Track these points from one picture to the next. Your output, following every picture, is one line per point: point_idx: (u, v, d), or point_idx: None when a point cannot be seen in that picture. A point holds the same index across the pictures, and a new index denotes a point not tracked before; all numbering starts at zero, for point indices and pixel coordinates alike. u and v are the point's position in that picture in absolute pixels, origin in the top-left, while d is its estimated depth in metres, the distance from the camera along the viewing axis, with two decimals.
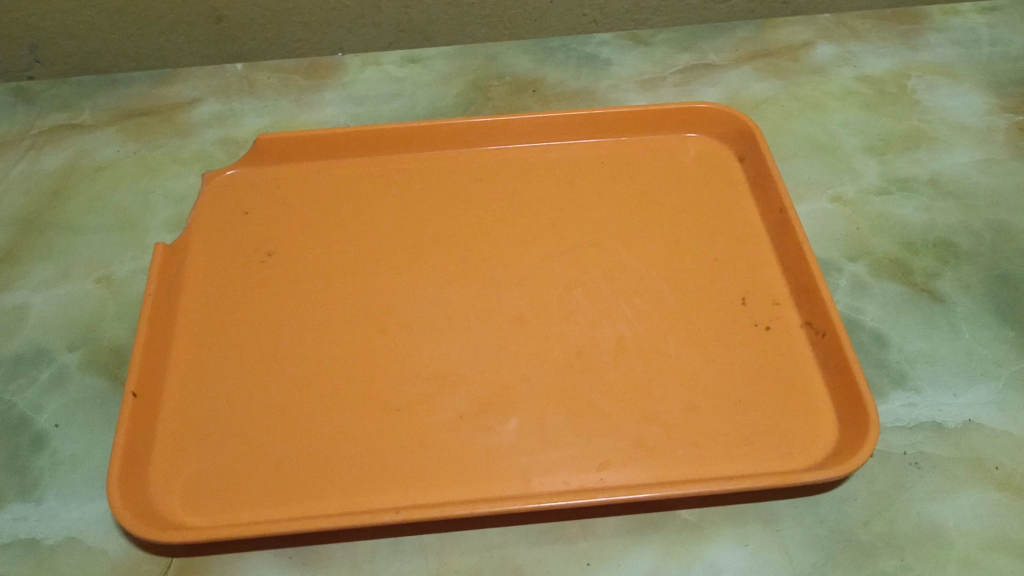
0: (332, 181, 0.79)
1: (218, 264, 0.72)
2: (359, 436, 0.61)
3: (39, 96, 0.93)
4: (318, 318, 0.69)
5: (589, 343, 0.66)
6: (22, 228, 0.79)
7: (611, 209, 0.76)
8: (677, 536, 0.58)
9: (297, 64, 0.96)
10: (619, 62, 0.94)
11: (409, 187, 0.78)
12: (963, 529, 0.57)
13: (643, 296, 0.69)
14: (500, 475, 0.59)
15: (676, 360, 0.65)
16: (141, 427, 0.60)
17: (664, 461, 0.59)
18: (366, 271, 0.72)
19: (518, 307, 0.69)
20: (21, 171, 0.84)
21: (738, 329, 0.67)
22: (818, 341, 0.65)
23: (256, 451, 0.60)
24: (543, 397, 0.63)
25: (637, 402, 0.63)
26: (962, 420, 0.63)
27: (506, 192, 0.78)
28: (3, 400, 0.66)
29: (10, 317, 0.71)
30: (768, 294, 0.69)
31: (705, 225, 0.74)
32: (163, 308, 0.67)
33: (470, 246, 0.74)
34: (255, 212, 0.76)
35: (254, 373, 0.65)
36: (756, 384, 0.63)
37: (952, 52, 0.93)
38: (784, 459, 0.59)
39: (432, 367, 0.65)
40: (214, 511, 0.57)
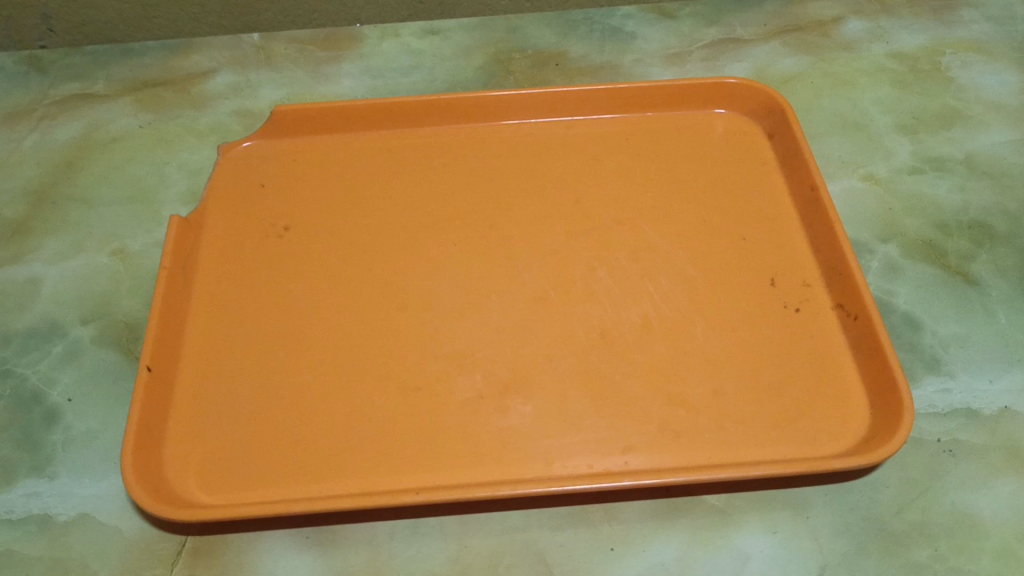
0: (350, 155, 0.77)
1: (235, 238, 0.71)
2: (378, 416, 0.60)
3: (52, 66, 0.91)
4: (336, 294, 0.67)
5: (613, 323, 0.65)
6: (35, 199, 0.77)
7: (637, 186, 0.74)
8: (703, 522, 0.56)
9: (314, 35, 0.94)
10: (644, 35, 0.91)
11: (429, 162, 0.76)
12: (999, 519, 0.56)
13: (669, 275, 0.67)
14: (522, 457, 0.57)
15: (703, 341, 0.63)
16: (156, 403, 0.59)
17: (691, 445, 0.58)
18: (384, 246, 0.70)
19: (541, 286, 0.67)
20: (34, 141, 0.83)
21: (768, 311, 0.65)
22: (849, 324, 0.63)
23: (272, 430, 0.59)
24: (566, 378, 0.62)
25: (663, 384, 0.61)
26: (997, 407, 0.61)
27: (528, 168, 0.76)
28: (16, 374, 0.65)
29: (22, 290, 0.70)
30: (798, 276, 0.67)
31: (732, 204, 0.72)
32: (179, 282, 0.66)
33: (490, 223, 0.72)
34: (272, 186, 0.75)
35: (271, 349, 0.64)
36: (786, 368, 0.61)
37: (988, 28, 0.90)
38: (814, 445, 0.57)
39: (452, 346, 0.64)
40: (229, 490, 0.56)
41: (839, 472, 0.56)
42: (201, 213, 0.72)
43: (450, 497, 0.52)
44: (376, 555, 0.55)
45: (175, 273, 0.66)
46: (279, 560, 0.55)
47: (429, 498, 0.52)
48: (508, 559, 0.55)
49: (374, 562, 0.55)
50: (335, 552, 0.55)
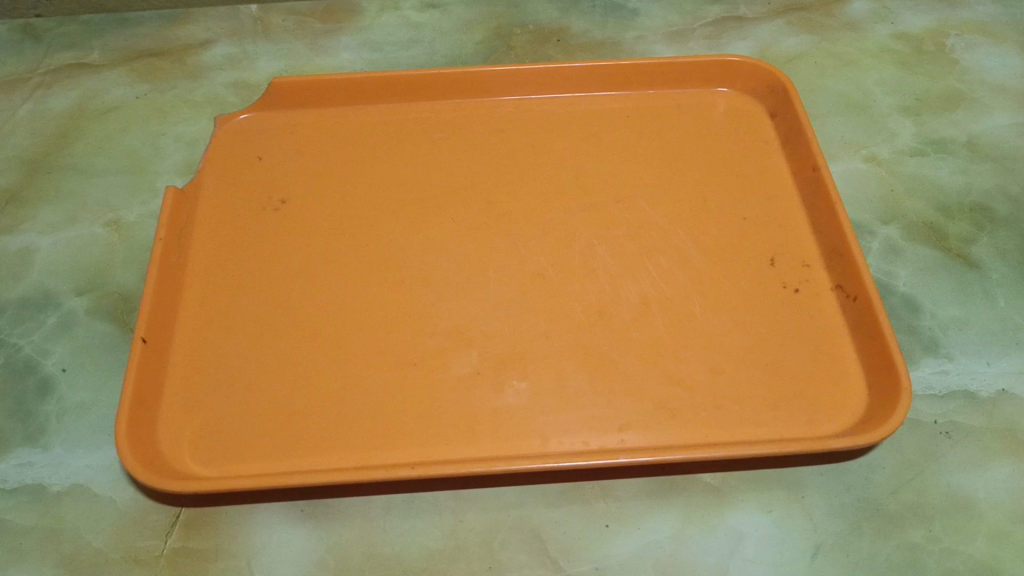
0: (347, 130, 0.76)
1: (231, 210, 0.70)
2: (374, 391, 0.59)
3: (47, 34, 0.90)
4: (333, 268, 0.67)
5: (612, 300, 0.64)
6: (29, 169, 0.77)
7: (636, 163, 0.73)
8: (698, 500, 0.56)
9: (313, 7, 0.92)
10: (646, 12, 0.90)
11: (428, 137, 0.76)
12: (993, 501, 0.56)
13: (668, 254, 0.67)
14: (518, 434, 0.57)
15: (701, 320, 0.63)
16: (150, 374, 0.58)
17: (688, 424, 0.57)
18: (382, 220, 0.70)
19: (539, 262, 0.67)
20: (28, 110, 0.82)
21: (767, 291, 0.64)
22: (849, 305, 0.62)
23: (266, 403, 0.59)
24: (563, 354, 0.61)
25: (660, 362, 0.61)
26: (995, 390, 0.61)
27: (527, 144, 0.75)
28: (10, 345, 0.64)
29: (16, 260, 0.69)
30: (798, 256, 0.66)
31: (735, 184, 0.71)
32: (174, 253, 0.66)
33: (488, 199, 0.71)
34: (270, 158, 0.74)
35: (268, 322, 0.63)
36: (784, 349, 0.61)
37: (993, 10, 0.90)
38: (811, 426, 0.57)
39: (449, 322, 0.63)
40: (223, 462, 0.56)
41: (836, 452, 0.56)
42: (197, 184, 0.72)
43: (442, 471, 0.52)
44: (371, 529, 0.55)
45: (170, 245, 0.65)
46: (273, 533, 0.55)
47: (422, 471, 0.52)
48: (503, 535, 0.55)
49: (368, 536, 0.55)
50: (330, 526, 0.55)
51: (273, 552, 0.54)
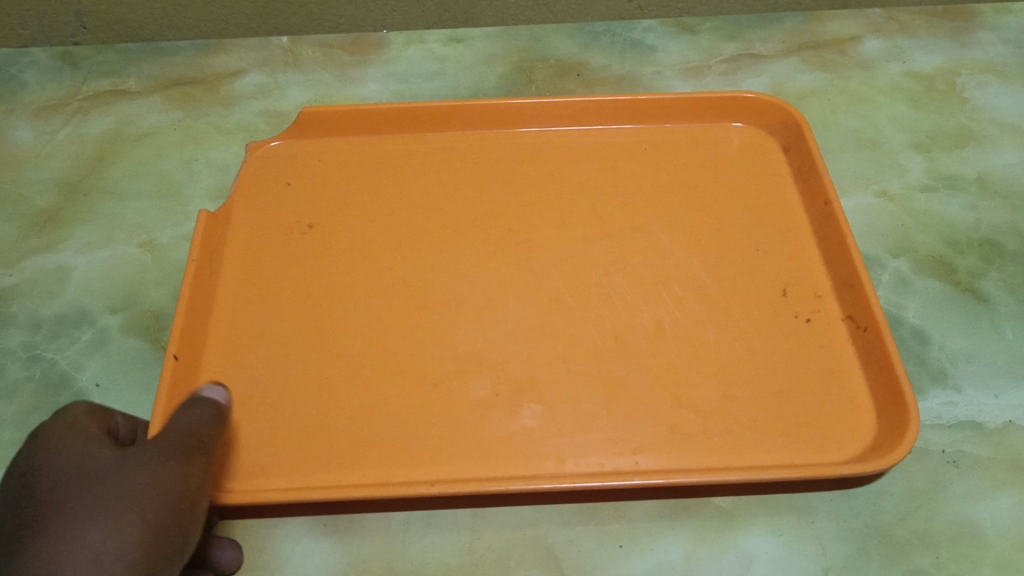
0: (374, 157, 0.79)
1: (260, 233, 0.73)
2: (395, 409, 0.61)
3: (85, 61, 0.94)
4: (357, 290, 0.69)
5: (628, 326, 0.66)
6: (67, 191, 0.80)
7: (652, 195, 0.75)
8: (710, 523, 0.58)
9: (341, 40, 0.96)
10: (664, 48, 0.93)
11: (452, 166, 0.78)
12: (1000, 530, 0.57)
13: (682, 283, 0.69)
14: (535, 456, 0.59)
15: (714, 348, 0.65)
16: (181, 388, 0.61)
17: (701, 448, 0.59)
18: (407, 244, 0.72)
19: (557, 287, 0.69)
20: (67, 134, 0.85)
21: (779, 322, 0.66)
22: (859, 336, 0.64)
23: (291, 420, 0.61)
24: (579, 378, 0.63)
25: (674, 387, 0.62)
26: (1002, 421, 0.62)
27: (547, 174, 0.77)
28: (46, 359, 0.67)
29: (53, 278, 0.72)
30: (810, 287, 0.68)
31: (749, 216, 0.73)
32: (206, 273, 0.68)
33: (510, 227, 0.73)
34: (298, 182, 0.77)
35: (294, 341, 0.65)
36: (795, 377, 0.63)
37: (1004, 51, 0.92)
38: (821, 452, 0.58)
39: (469, 345, 0.65)
40: (246, 476, 0.58)
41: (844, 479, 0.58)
42: (228, 207, 0.74)
43: (463, 490, 0.54)
44: (391, 544, 0.57)
45: (201, 264, 0.67)
46: (296, 546, 0.57)
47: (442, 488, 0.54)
48: (519, 553, 0.56)
49: (388, 550, 0.56)
50: (351, 540, 0.57)
51: (296, 564, 0.56)
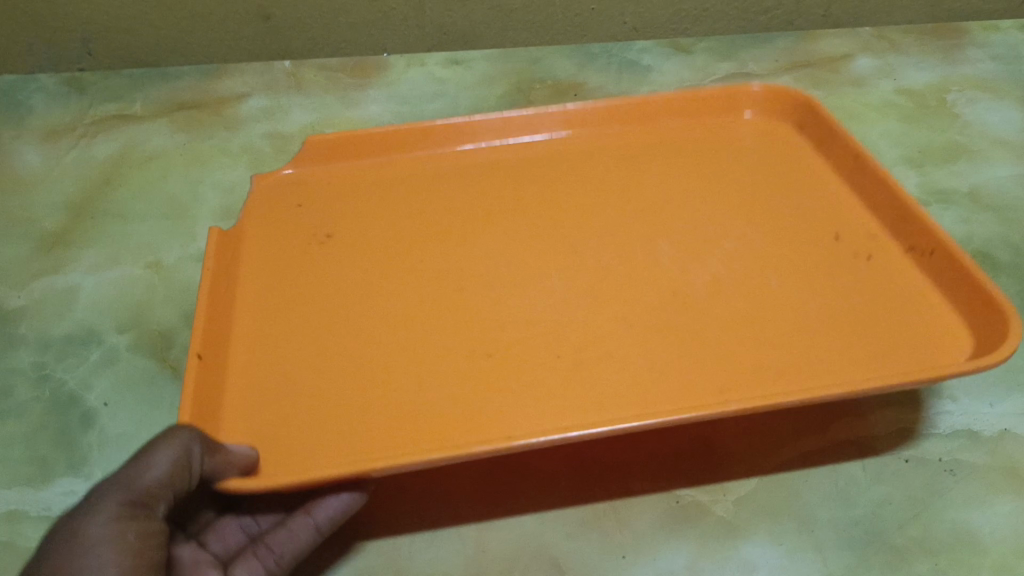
0: (377, 174, 0.80)
1: (275, 253, 0.71)
2: (449, 383, 0.60)
3: (91, 86, 0.95)
4: (390, 288, 0.68)
5: (689, 284, 0.67)
6: (75, 213, 0.81)
7: (675, 184, 0.77)
8: (710, 533, 0.58)
9: (343, 63, 0.97)
10: (659, 68, 0.95)
11: (484, 178, 0.79)
12: (998, 536, 0.57)
13: (732, 242, 0.70)
14: (623, 394, 0.58)
15: (773, 304, 0.64)
16: (209, 396, 0.57)
17: (793, 377, 0.58)
18: (441, 240, 0.72)
19: (600, 258, 0.70)
20: (74, 157, 0.87)
21: (840, 277, 0.66)
22: (925, 260, 0.65)
23: (342, 407, 0.58)
24: (638, 336, 0.63)
25: (749, 330, 0.62)
26: (997, 430, 0.63)
27: (562, 169, 0.79)
28: (55, 378, 0.67)
29: (61, 299, 0.73)
30: (862, 230, 0.70)
31: (798, 186, 0.75)
32: (224, 287, 0.66)
33: (543, 215, 0.74)
34: (307, 203, 0.76)
35: (333, 339, 0.64)
36: (879, 330, 0.61)
37: (993, 67, 0.94)
38: (921, 362, 0.58)
39: (520, 319, 0.65)
40: (307, 464, 0.54)
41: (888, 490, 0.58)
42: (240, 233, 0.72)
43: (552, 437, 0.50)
44: (397, 557, 0.58)
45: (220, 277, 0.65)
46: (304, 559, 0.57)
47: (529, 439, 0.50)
48: (523, 563, 0.57)
49: (394, 561, 0.57)
50: (358, 554, 0.58)
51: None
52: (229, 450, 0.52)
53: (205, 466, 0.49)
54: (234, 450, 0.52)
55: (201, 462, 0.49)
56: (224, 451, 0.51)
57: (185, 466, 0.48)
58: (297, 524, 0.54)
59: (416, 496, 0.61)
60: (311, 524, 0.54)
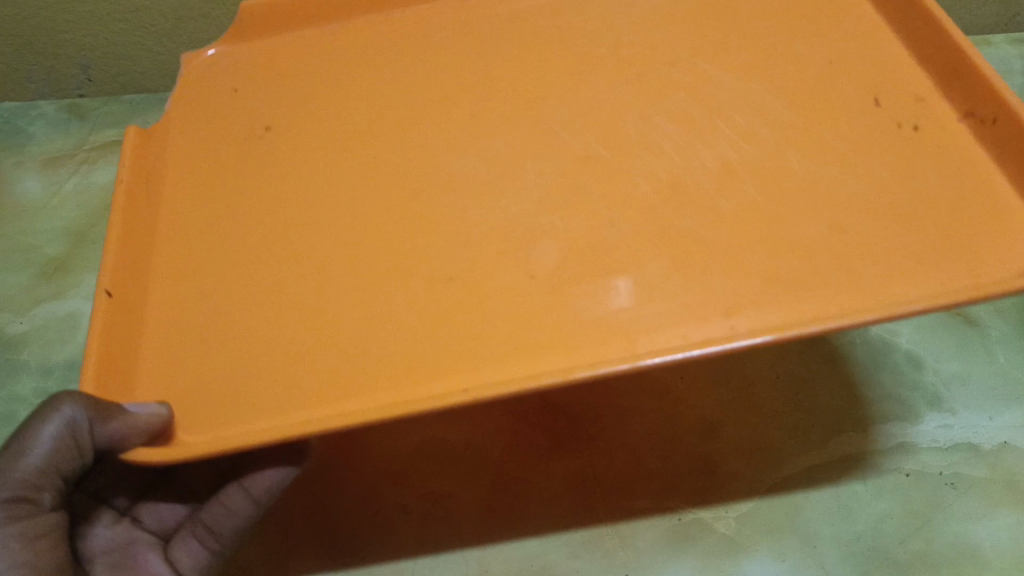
0: (319, 57, 0.66)
1: (207, 143, 0.61)
2: (391, 308, 0.51)
3: (92, 113, 0.96)
4: (329, 190, 0.58)
5: (685, 173, 0.55)
6: (76, 239, 0.81)
7: (667, 30, 0.63)
8: (712, 550, 0.59)
9: None
10: None
11: (426, 40, 0.66)
12: (999, 549, 0.58)
13: (745, 112, 0.57)
14: (601, 336, 0.47)
15: (800, 190, 0.52)
16: (121, 340, 0.50)
17: (811, 287, 0.47)
18: (377, 138, 0.60)
19: (582, 154, 0.58)
20: (75, 183, 0.87)
21: (848, 77, 0.57)
22: (987, 131, 0.52)
23: (272, 350, 0.50)
24: (620, 211, 0.54)
25: (762, 224, 0.51)
26: (997, 442, 0.63)
27: (541, 9, 0.67)
28: None
29: (63, 324, 0.74)
30: (910, 90, 0.56)
31: (837, 39, 0.60)
32: (142, 203, 0.57)
33: (501, 69, 0.63)
34: (241, 88, 0.65)
35: (258, 256, 0.54)
36: (916, 190, 0.50)
37: None
38: (974, 269, 0.46)
39: (478, 224, 0.55)
40: (224, 423, 0.47)
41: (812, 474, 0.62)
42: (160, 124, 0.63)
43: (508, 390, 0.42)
44: None
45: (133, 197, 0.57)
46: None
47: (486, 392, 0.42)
48: None
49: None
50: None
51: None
52: (130, 412, 0.43)
53: (97, 435, 0.43)
54: (139, 412, 0.44)
55: (93, 430, 0.43)
56: (123, 415, 0.43)
57: (71, 438, 0.44)
58: (231, 499, 0.54)
59: (418, 517, 0.62)
60: (246, 496, 0.55)
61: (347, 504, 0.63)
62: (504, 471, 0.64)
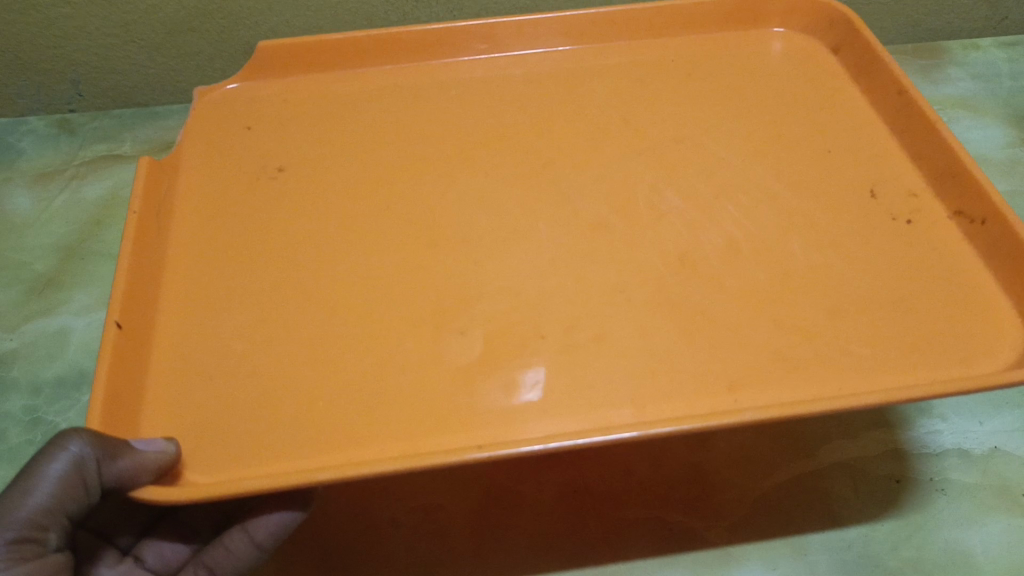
0: (347, 117, 0.72)
1: (223, 182, 0.66)
2: (416, 362, 0.54)
3: (81, 128, 0.96)
4: (351, 247, 0.61)
5: (696, 251, 0.60)
6: (65, 255, 0.81)
7: (675, 111, 0.71)
8: (704, 559, 0.58)
9: None
10: None
11: (454, 111, 0.72)
12: (991, 556, 0.57)
13: (751, 195, 0.63)
14: (607, 403, 0.51)
15: (807, 268, 0.57)
16: (127, 368, 0.51)
17: (811, 374, 0.51)
18: (409, 205, 0.64)
19: (600, 217, 0.63)
20: (65, 199, 0.87)
21: (844, 171, 0.64)
22: (976, 231, 0.57)
23: (285, 390, 0.52)
24: (632, 280, 0.58)
25: (769, 307, 0.55)
26: (987, 448, 0.63)
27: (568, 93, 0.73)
28: (47, 421, 0.68)
29: (52, 341, 0.74)
30: (903, 186, 0.62)
31: (831, 129, 0.68)
32: (157, 242, 0.60)
33: (532, 149, 0.69)
34: (258, 127, 0.71)
35: (286, 304, 0.57)
36: (909, 283, 0.55)
37: (973, 85, 0.95)
38: (966, 365, 0.51)
39: (499, 283, 0.58)
40: (229, 463, 0.49)
41: (824, 493, 0.62)
42: (182, 174, 0.67)
43: (530, 447, 0.44)
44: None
45: (145, 233, 0.59)
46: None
47: (512, 448, 0.44)
48: None
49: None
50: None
51: None
52: (138, 450, 0.45)
53: (106, 475, 0.43)
54: (146, 450, 0.45)
55: (102, 471, 0.43)
56: (133, 453, 0.44)
57: (77, 478, 0.43)
58: (233, 542, 0.51)
59: (409, 533, 0.60)
60: (249, 540, 0.51)
61: (339, 518, 0.61)
62: (497, 483, 0.63)
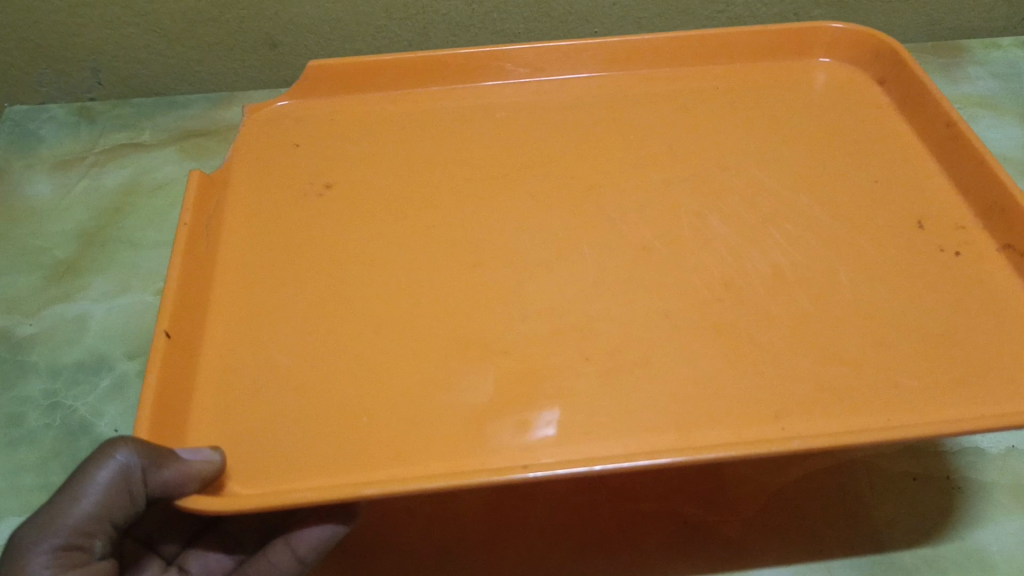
0: (392, 132, 0.73)
1: (270, 195, 0.67)
2: (461, 381, 0.54)
3: (102, 116, 0.97)
4: (397, 263, 0.62)
5: (738, 278, 0.60)
6: (84, 242, 0.82)
7: (709, 132, 0.71)
8: (719, 555, 0.59)
9: None
10: None
11: (492, 132, 0.73)
12: (1007, 554, 0.57)
13: (795, 221, 0.63)
14: (644, 426, 0.51)
15: (852, 295, 0.58)
16: (176, 376, 0.52)
17: (852, 404, 0.51)
18: (452, 226, 0.65)
19: (647, 237, 0.63)
20: (85, 186, 0.88)
21: (891, 199, 0.64)
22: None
23: (326, 405, 0.53)
24: (672, 301, 0.58)
25: (812, 339, 0.55)
26: (1004, 447, 0.63)
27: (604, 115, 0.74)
28: (66, 405, 0.68)
29: (71, 326, 0.74)
30: (950, 219, 0.62)
31: (874, 158, 0.68)
32: (201, 250, 0.61)
33: (569, 171, 0.69)
34: (305, 143, 0.72)
35: (328, 316, 0.58)
36: (948, 317, 0.56)
37: (994, 84, 0.95)
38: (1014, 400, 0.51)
39: (541, 303, 0.59)
40: (273, 474, 0.49)
41: (845, 489, 0.62)
42: (226, 187, 0.67)
43: (577, 469, 0.45)
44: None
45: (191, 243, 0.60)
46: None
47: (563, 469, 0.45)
48: None
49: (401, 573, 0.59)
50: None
51: None
52: (183, 460, 0.45)
53: (152, 483, 0.44)
54: (192, 460, 0.46)
55: (147, 478, 0.44)
56: (178, 462, 0.45)
57: (124, 487, 0.44)
58: (277, 556, 0.52)
59: (424, 519, 0.61)
60: (292, 555, 0.52)
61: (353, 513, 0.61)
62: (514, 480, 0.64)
